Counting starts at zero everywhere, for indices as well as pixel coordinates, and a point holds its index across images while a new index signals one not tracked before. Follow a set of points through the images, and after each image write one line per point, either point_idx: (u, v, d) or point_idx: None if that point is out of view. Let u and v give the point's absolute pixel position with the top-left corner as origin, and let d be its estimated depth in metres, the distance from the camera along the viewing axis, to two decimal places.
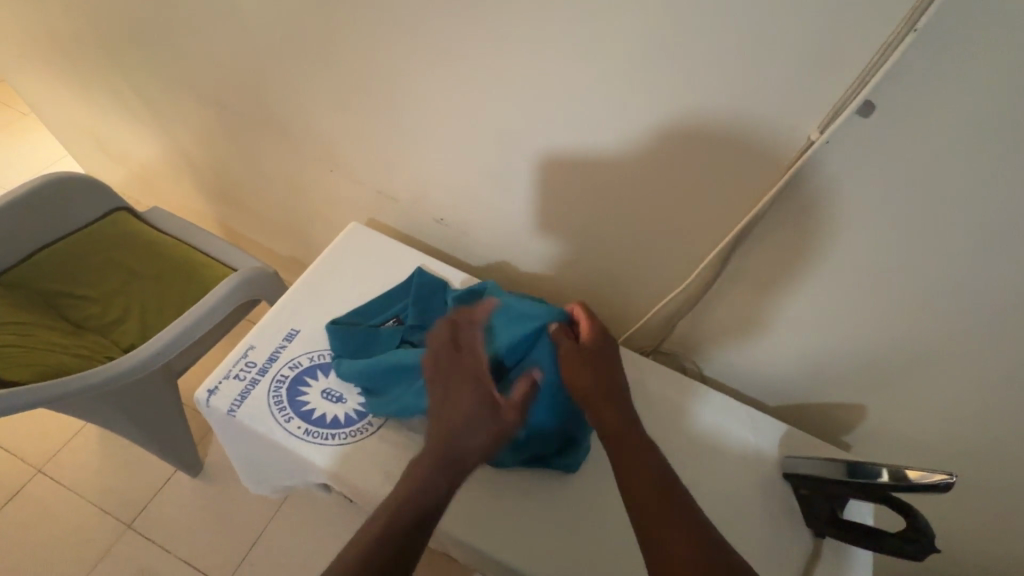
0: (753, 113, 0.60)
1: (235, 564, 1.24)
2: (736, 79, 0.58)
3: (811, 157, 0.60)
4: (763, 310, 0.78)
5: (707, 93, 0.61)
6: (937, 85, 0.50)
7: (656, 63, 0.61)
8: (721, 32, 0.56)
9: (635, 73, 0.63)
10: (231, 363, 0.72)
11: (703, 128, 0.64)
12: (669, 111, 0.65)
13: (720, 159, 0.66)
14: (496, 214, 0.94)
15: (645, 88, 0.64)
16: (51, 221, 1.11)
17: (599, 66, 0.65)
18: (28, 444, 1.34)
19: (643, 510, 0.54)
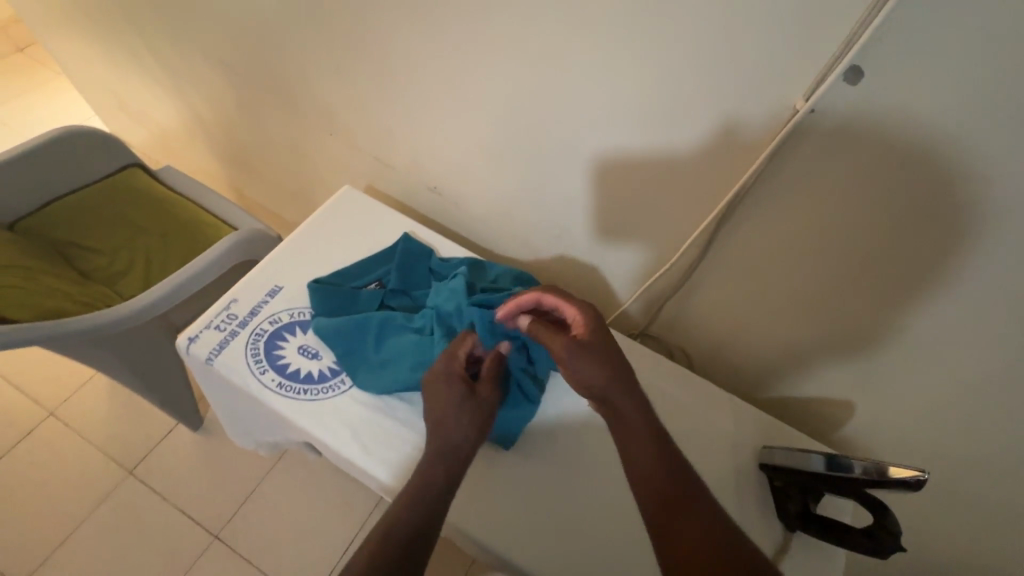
0: (740, 80, 0.58)
1: (226, 517, 1.28)
2: (723, 43, 0.56)
3: (796, 127, 0.58)
4: (751, 294, 0.78)
5: (696, 59, 0.59)
6: (927, 49, 0.47)
7: (642, 25, 0.59)
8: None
9: (621, 36, 0.61)
10: (213, 314, 0.73)
11: (691, 98, 0.62)
12: (655, 78, 0.63)
13: (708, 130, 0.64)
14: (490, 187, 0.94)
15: (632, 54, 0.62)
16: (66, 173, 1.14)
17: (585, 30, 0.63)
18: (42, 389, 1.41)
19: (658, 514, 0.52)
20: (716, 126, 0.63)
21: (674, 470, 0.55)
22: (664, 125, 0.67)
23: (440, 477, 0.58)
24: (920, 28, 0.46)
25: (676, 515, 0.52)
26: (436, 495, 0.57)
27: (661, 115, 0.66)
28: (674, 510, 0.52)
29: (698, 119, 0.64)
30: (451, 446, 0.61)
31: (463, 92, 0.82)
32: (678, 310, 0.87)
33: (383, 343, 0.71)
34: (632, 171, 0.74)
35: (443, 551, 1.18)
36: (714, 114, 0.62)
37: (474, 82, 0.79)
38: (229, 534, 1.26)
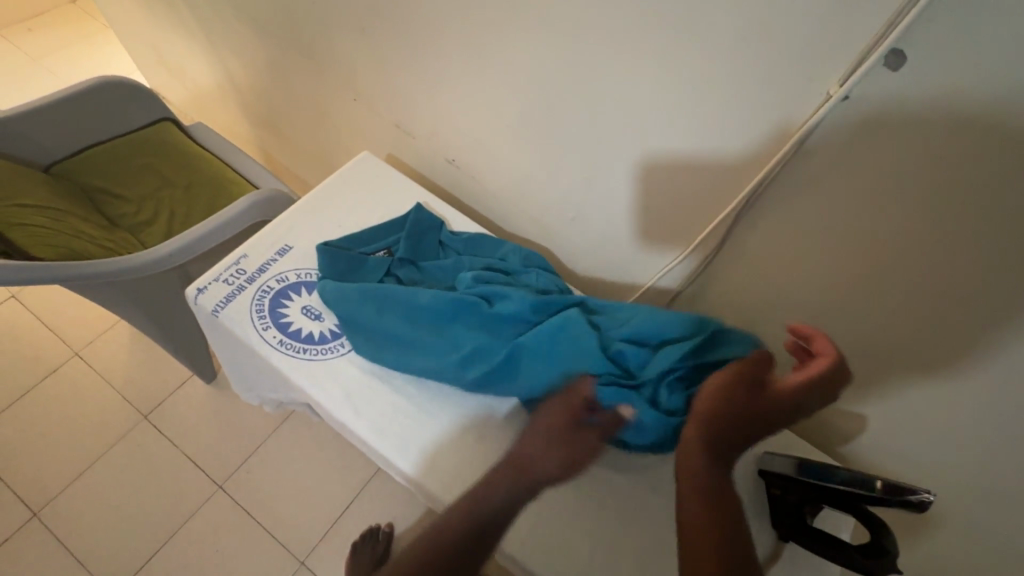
0: (771, 61, 0.54)
1: (231, 468, 1.32)
2: (755, 16, 0.52)
3: (828, 114, 0.54)
4: (766, 293, 0.74)
5: (726, 36, 0.55)
6: (975, 35, 0.43)
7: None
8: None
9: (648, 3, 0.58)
10: (223, 268, 0.74)
11: (718, 76, 0.59)
12: (680, 52, 0.59)
13: (736, 114, 0.60)
14: (509, 163, 0.91)
15: (658, 24, 0.59)
16: (101, 121, 1.17)
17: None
18: (69, 330, 1.46)
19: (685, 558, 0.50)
20: (743, 108, 0.59)
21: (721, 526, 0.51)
22: (688, 105, 0.63)
23: (502, 489, 0.57)
24: (972, 11, 0.42)
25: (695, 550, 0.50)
26: (494, 509, 0.56)
27: (686, 93, 0.62)
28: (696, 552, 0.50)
29: (723, 99, 0.60)
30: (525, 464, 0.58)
31: (484, 60, 0.79)
32: (693, 303, 0.84)
33: (384, 311, 0.69)
34: (652, 152, 0.71)
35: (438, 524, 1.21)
36: (742, 96, 0.59)
37: (495, 50, 0.77)
38: (233, 485, 1.30)
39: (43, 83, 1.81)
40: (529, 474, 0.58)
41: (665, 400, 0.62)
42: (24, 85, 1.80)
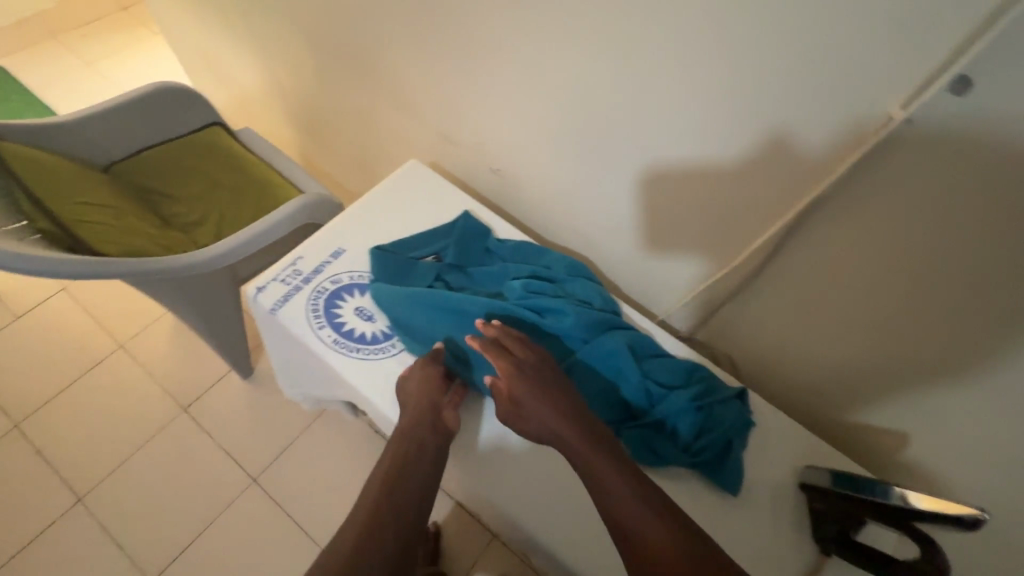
0: (832, 80, 0.56)
1: (265, 463, 1.36)
2: (820, 40, 0.54)
3: (891, 135, 0.55)
4: (809, 310, 0.75)
5: (787, 57, 0.57)
6: None
7: (729, 17, 0.58)
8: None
9: (707, 26, 0.60)
10: (281, 268, 0.77)
11: (773, 94, 0.60)
12: (736, 71, 0.61)
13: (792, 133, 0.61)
14: (551, 174, 0.93)
15: (716, 45, 0.61)
16: (157, 125, 1.23)
17: (667, 17, 0.62)
18: (116, 323, 1.52)
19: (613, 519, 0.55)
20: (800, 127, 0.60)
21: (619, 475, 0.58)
22: (741, 122, 0.65)
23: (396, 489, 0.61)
24: None
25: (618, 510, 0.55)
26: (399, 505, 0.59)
27: (740, 111, 0.64)
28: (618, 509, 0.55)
29: (778, 117, 0.62)
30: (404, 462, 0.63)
31: (532, 75, 0.81)
32: (732, 318, 0.85)
33: (436, 314, 0.72)
34: (699, 167, 0.72)
35: (466, 528, 1.25)
36: (800, 114, 0.60)
37: (544, 66, 0.79)
38: (266, 479, 1.34)
39: (98, 86, 1.90)
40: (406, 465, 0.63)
41: (677, 402, 0.68)
42: (79, 87, 1.89)
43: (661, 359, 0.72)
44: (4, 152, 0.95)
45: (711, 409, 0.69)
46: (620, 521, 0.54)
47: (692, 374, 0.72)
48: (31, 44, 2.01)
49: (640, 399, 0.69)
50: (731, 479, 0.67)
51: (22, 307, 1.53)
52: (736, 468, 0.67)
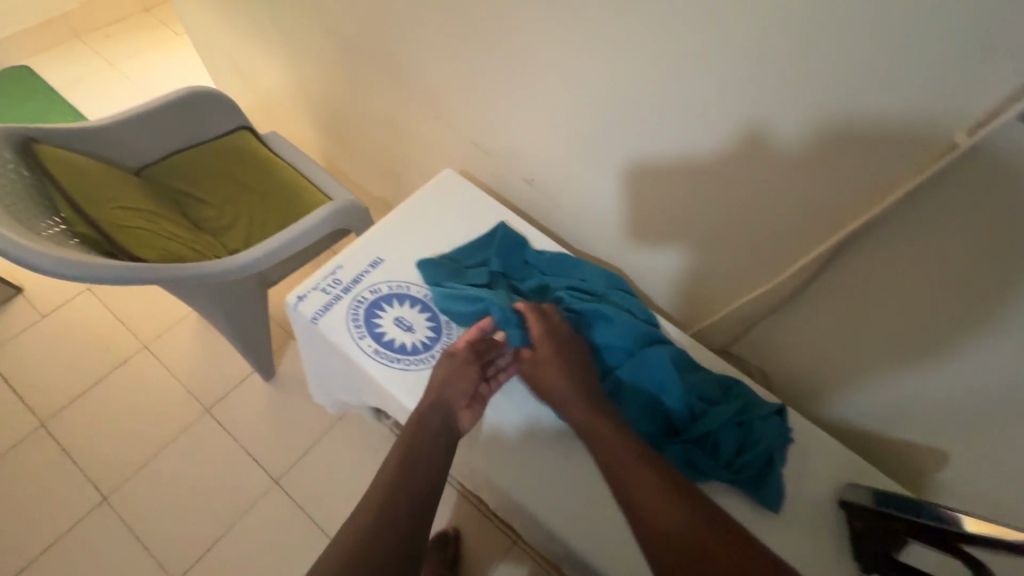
0: (889, 104, 0.54)
1: (288, 464, 1.37)
2: (877, 65, 0.52)
3: (954, 161, 0.53)
4: (851, 328, 0.74)
5: (843, 81, 0.55)
6: None
7: (781, 42, 0.56)
8: (862, 11, 0.50)
9: (757, 49, 0.59)
10: (321, 277, 0.78)
11: (824, 119, 0.59)
12: (786, 96, 0.60)
13: (843, 155, 0.60)
14: (583, 185, 0.93)
15: (766, 69, 0.59)
16: (187, 129, 1.24)
17: (715, 40, 0.61)
18: (140, 323, 1.54)
19: (626, 500, 0.57)
20: (852, 149, 0.59)
21: (637, 457, 0.59)
22: (787, 145, 0.64)
23: (409, 470, 0.61)
24: None
25: (633, 491, 0.57)
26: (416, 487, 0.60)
27: (787, 134, 0.63)
28: (632, 489, 0.57)
29: (828, 142, 0.60)
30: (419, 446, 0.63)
31: (568, 89, 0.81)
32: (767, 331, 0.85)
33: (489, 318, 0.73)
34: (741, 187, 0.72)
35: (484, 535, 1.28)
36: (854, 136, 0.58)
37: (582, 82, 0.78)
38: (289, 481, 1.35)
39: (122, 87, 1.91)
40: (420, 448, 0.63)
41: (724, 415, 0.69)
42: (104, 87, 1.91)
43: (701, 373, 0.74)
44: (43, 157, 0.96)
45: (750, 426, 0.70)
46: (636, 500, 0.56)
47: (731, 390, 0.73)
48: (55, 45, 2.02)
49: (682, 414, 0.69)
50: (773, 496, 0.67)
51: (48, 306, 1.55)
52: (777, 485, 0.68)
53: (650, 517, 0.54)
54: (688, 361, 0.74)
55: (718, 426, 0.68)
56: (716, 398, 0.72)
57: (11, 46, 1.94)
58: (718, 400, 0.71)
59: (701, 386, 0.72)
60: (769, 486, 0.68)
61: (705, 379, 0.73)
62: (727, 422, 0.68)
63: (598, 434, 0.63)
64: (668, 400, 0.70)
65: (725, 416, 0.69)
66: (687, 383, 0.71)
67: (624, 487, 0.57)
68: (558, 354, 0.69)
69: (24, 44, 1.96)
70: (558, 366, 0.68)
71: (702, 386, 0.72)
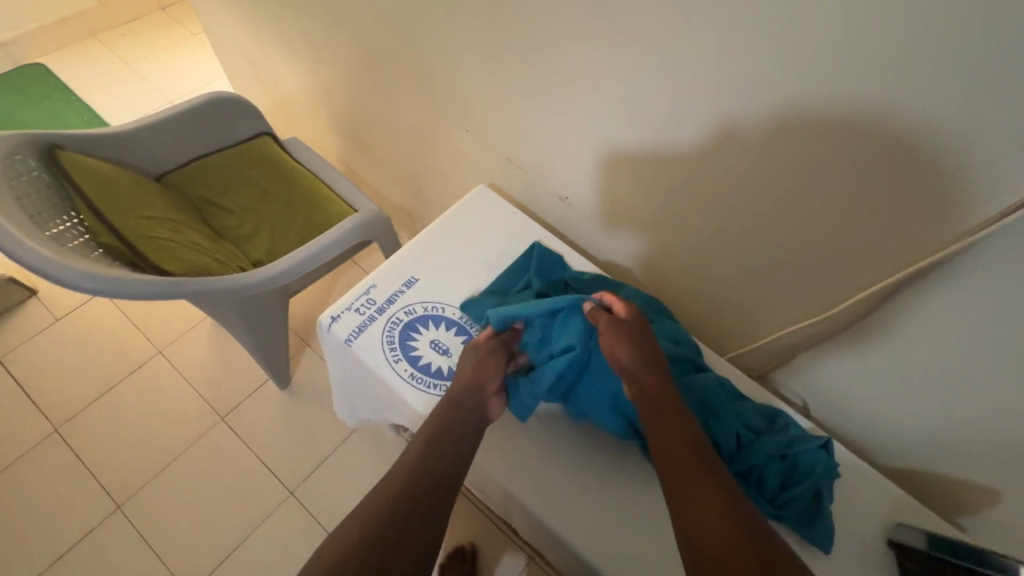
0: (972, 149, 0.51)
1: (304, 474, 1.35)
2: (960, 112, 0.50)
3: None
4: (901, 361, 0.73)
5: (920, 125, 0.53)
6: None
7: (848, 81, 0.54)
8: (948, 56, 0.48)
9: (819, 89, 0.57)
10: (354, 297, 0.77)
11: (893, 158, 0.57)
12: (852, 135, 0.58)
13: (912, 195, 0.58)
14: (620, 205, 0.91)
15: (830, 109, 0.58)
16: (208, 135, 1.22)
17: (775, 75, 0.59)
18: (154, 328, 1.52)
19: (674, 481, 0.54)
20: (922, 190, 0.57)
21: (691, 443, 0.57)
22: (851, 184, 0.62)
23: (428, 456, 0.60)
24: None
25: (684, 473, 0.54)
26: (434, 477, 0.58)
27: (851, 172, 0.61)
28: (683, 471, 0.54)
29: (897, 181, 0.58)
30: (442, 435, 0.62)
31: (611, 111, 0.79)
32: (811, 360, 0.83)
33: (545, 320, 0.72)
34: (793, 219, 0.70)
35: (481, 531, 1.30)
36: (928, 180, 0.56)
37: (625, 104, 0.76)
38: (303, 493, 1.33)
39: (137, 87, 1.89)
40: (443, 437, 0.62)
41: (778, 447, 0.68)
42: (119, 87, 1.89)
43: (746, 404, 0.73)
44: (67, 164, 0.94)
45: (797, 457, 0.67)
46: (683, 480, 0.53)
47: (778, 423, 0.72)
48: (70, 43, 2.01)
49: (730, 444, 0.67)
50: (823, 534, 0.66)
51: (62, 309, 1.53)
52: (827, 522, 0.66)
53: (694, 503, 0.51)
54: (731, 391, 0.74)
55: (769, 460, 0.67)
56: (764, 431, 0.70)
57: (26, 43, 1.92)
58: (763, 433, 0.70)
59: (746, 418, 0.70)
60: (819, 522, 0.66)
61: (750, 410, 0.72)
62: (775, 455, 0.67)
63: (656, 412, 0.61)
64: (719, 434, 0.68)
65: (776, 448, 0.67)
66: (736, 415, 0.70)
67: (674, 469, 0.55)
68: (631, 328, 0.67)
69: (39, 43, 1.95)
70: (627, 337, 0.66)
71: (751, 419, 0.71)
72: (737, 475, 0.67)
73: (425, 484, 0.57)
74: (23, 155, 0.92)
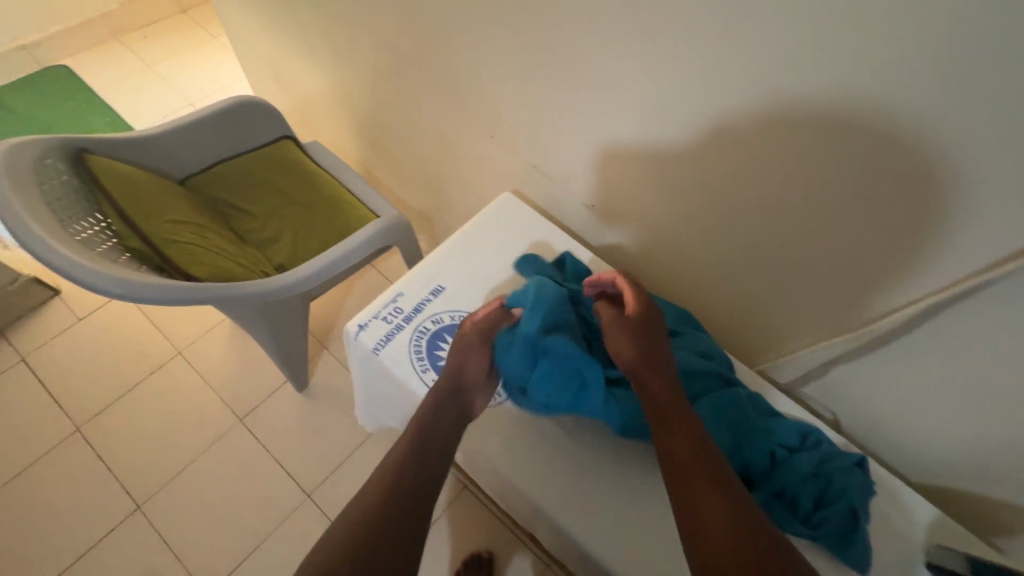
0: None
1: (321, 478, 1.35)
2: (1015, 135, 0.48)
3: None
4: (940, 381, 0.71)
5: (972, 146, 0.51)
6: None
7: (895, 100, 0.53)
8: (1006, 78, 0.46)
9: (862, 107, 0.55)
10: (382, 305, 0.78)
11: (941, 179, 0.55)
12: (896, 156, 0.57)
13: (960, 216, 0.56)
14: (648, 215, 0.90)
15: (874, 127, 0.56)
16: (231, 140, 1.23)
17: (814, 92, 0.58)
18: (174, 329, 1.53)
19: (678, 475, 0.54)
20: (971, 211, 0.55)
21: (695, 435, 0.56)
22: (894, 203, 0.60)
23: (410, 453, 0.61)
24: None
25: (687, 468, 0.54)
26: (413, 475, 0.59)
27: (894, 190, 0.59)
28: (685, 466, 0.54)
29: (946, 202, 0.56)
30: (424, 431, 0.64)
31: (640, 123, 0.77)
32: (844, 376, 0.81)
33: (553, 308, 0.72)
34: (830, 234, 0.68)
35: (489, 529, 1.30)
36: (979, 202, 0.54)
37: (655, 114, 0.74)
38: (320, 496, 1.33)
39: (159, 88, 1.91)
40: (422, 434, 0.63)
41: (809, 464, 0.66)
42: (141, 89, 1.91)
43: (778, 419, 0.71)
44: (96, 168, 0.94)
45: (831, 475, 0.66)
46: (686, 474, 0.53)
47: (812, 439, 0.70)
48: (94, 44, 2.03)
49: (758, 463, 0.66)
50: (860, 556, 0.64)
51: (85, 309, 1.55)
52: (864, 544, 0.64)
53: (701, 501, 0.51)
54: (761, 407, 0.73)
55: (798, 478, 0.65)
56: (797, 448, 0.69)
57: (51, 44, 1.95)
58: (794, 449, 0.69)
59: (778, 434, 0.69)
60: (856, 543, 0.64)
61: (783, 426, 0.70)
62: (806, 472, 0.66)
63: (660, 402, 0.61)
64: (749, 449, 0.67)
65: (806, 465, 0.66)
66: (767, 431, 0.69)
67: (677, 462, 0.55)
68: (637, 320, 0.69)
69: (63, 45, 1.97)
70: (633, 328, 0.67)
71: (782, 434, 0.69)
72: (759, 493, 0.66)
73: (405, 483, 0.58)
74: (52, 160, 0.92)
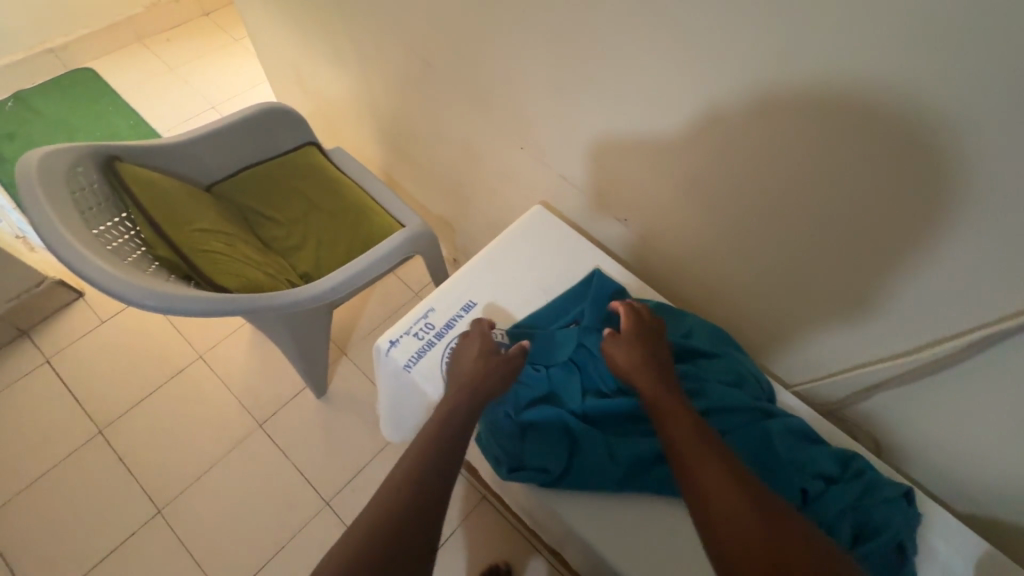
0: None
1: (339, 485, 1.35)
2: None
3: None
4: (991, 411, 0.68)
5: None
6: None
7: (957, 134, 0.51)
8: None
9: (918, 134, 0.53)
10: (413, 321, 0.78)
11: (1003, 214, 0.53)
12: (952, 185, 0.54)
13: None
14: (680, 231, 0.88)
15: (931, 156, 0.54)
16: (256, 146, 1.23)
17: (865, 122, 0.55)
18: (195, 332, 1.54)
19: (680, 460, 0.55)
20: None
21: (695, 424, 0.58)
22: (951, 232, 0.57)
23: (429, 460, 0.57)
24: None
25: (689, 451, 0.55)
26: (434, 484, 0.55)
27: (951, 219, 0.56)
28: (687, 449, 0.55)
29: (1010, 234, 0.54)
30: (441, 437, 0.60)
31: (676, 141, 0.75)
32: (887, 400, 0.79)
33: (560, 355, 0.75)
34: (876, 260, 0.66)
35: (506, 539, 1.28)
36: None
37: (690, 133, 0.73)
38: (339, 504, 1.32)
39: (182, 92, 1.92)
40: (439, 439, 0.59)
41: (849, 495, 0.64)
42: (164, 92, 1.92)
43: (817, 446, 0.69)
44: (127, 176, 0.95)
45: (874, 506, 0.64)
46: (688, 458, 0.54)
47: (852, 467, 0.68)
48: (119, 48, 2.05)
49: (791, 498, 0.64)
50: None
51: (107, 311, 1.56)
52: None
53: (703, 481, 0.52)
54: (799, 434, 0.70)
55: (835, 515, 0.63)
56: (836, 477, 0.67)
57: (78, 48, 1.97)
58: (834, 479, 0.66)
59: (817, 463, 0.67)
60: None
61: (822, 454, 0.68)
62: (846, 505, 0.63)
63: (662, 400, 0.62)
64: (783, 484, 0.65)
65: (846, 497, 0.64)
66: (804, 463, 0.66)
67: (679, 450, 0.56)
68: (632, 333, 0.70)
69: (88, 49, 1.99)
70: (630, 342, 0.69)
71: (820, 464, 0.67)
72: None
73: (426, 492, 0.54)
74: (84, 168, 0.93)
